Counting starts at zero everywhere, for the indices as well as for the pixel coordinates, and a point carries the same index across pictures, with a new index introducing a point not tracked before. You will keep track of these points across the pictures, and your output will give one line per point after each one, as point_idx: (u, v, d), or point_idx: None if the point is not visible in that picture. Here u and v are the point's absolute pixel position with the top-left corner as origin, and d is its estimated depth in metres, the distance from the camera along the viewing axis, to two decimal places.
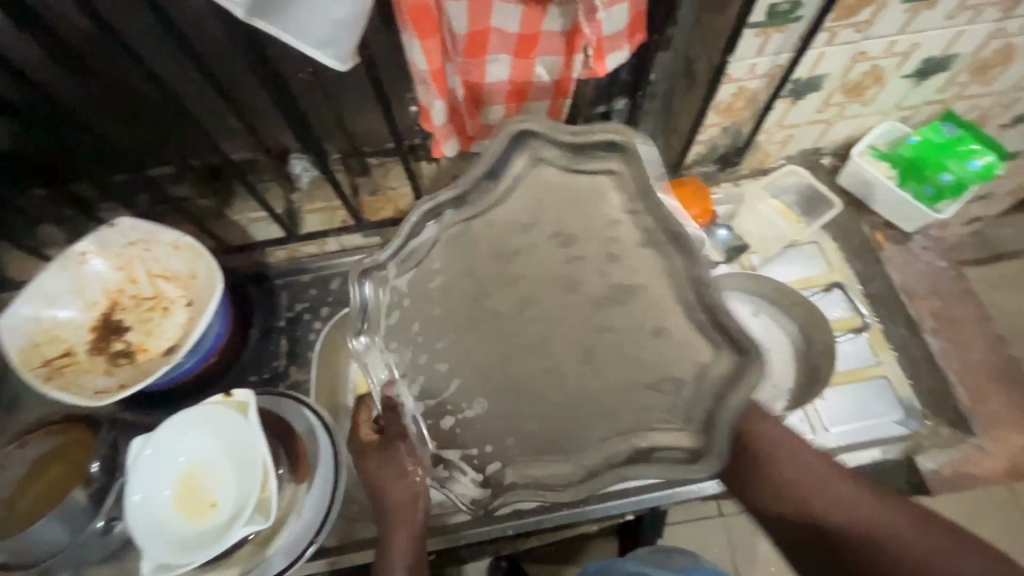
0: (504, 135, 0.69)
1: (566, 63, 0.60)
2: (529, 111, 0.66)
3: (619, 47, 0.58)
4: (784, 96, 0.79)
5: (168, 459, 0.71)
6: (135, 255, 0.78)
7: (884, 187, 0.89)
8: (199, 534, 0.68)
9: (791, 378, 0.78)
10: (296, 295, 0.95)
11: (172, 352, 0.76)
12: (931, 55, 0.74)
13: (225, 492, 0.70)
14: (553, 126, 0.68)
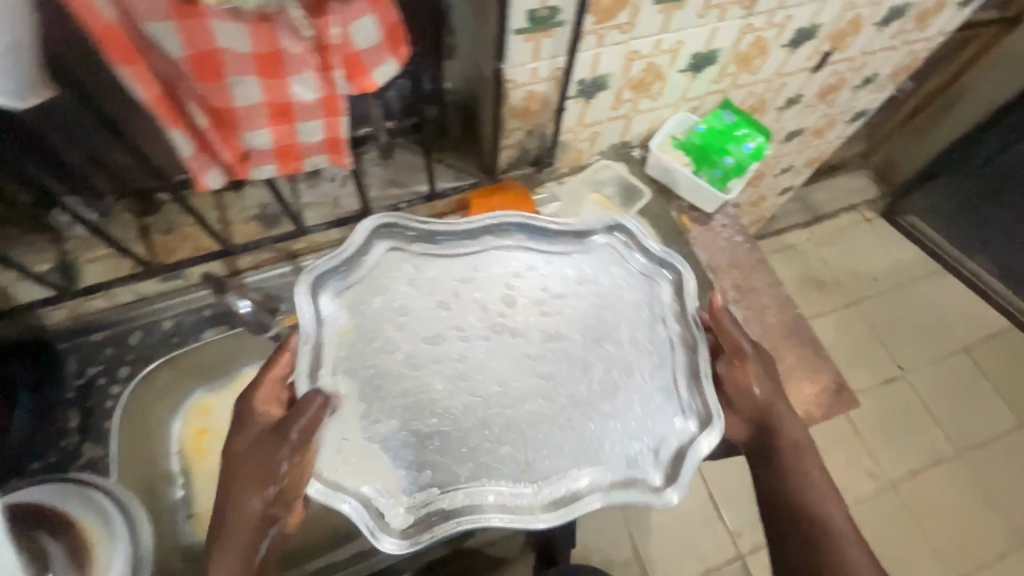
0: (284, 158, 0.66)
1: (330, 74, 0.59)
2: (309, 132, 0.65)
3: (383, 58, 0.61)
4: (684, 71, 0.86)
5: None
6: None
7: (683, 175, 0.92)
8: None
9: None
10: (88, 358, 0.82)
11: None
12: (801, 26, 0.86)
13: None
14: (334, 147, 0.67)
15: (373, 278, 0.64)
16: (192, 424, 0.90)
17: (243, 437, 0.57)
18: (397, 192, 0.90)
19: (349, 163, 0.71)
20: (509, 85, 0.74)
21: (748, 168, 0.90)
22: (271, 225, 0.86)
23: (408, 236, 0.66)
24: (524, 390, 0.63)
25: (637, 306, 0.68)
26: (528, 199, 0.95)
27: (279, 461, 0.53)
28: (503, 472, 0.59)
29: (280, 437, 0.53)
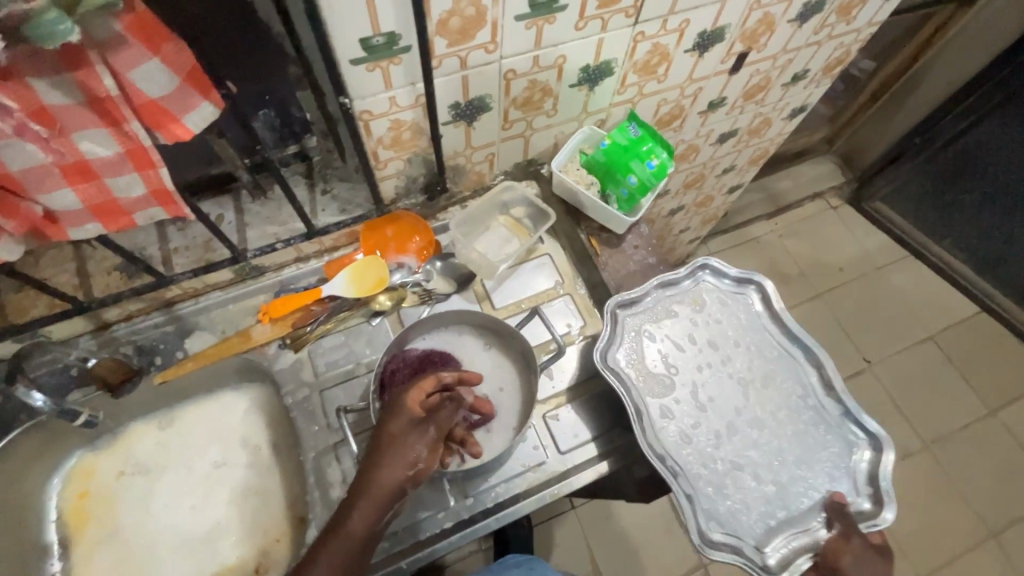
0: (107, 216, 0.60)
1: (124, 123, 0.51)
2: (126, 186, 0.57)
3: (190, 100, 0.53)
4: (576, 86, 0.79)
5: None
6: None
7: (587, 198, 0.87)
8: None
9: (514, 411, 0.77)
10: None
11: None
12: (703, 28, 0.79)
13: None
14: (161, 199, 0.59)
15: (694, 295, 0.88)
16: (73, 488, 0.84)
17: (398, 421, 0.63)
18: (278, 229, 0.83)
19: (190, 213, 0.64)
20: (366, 117, 0.67)
21: (653, 188, 0.84)
22: (134, 274, 0.79)
23: (719, 278, 0.89)
24: (714, 388, 0.82)
25: (791, 383, 0.84)
26: (425, 231, 0.88)
27: (423, 448, 0.63)
28: (663, 437, 0.78)
29: (432, 426, 0.64)
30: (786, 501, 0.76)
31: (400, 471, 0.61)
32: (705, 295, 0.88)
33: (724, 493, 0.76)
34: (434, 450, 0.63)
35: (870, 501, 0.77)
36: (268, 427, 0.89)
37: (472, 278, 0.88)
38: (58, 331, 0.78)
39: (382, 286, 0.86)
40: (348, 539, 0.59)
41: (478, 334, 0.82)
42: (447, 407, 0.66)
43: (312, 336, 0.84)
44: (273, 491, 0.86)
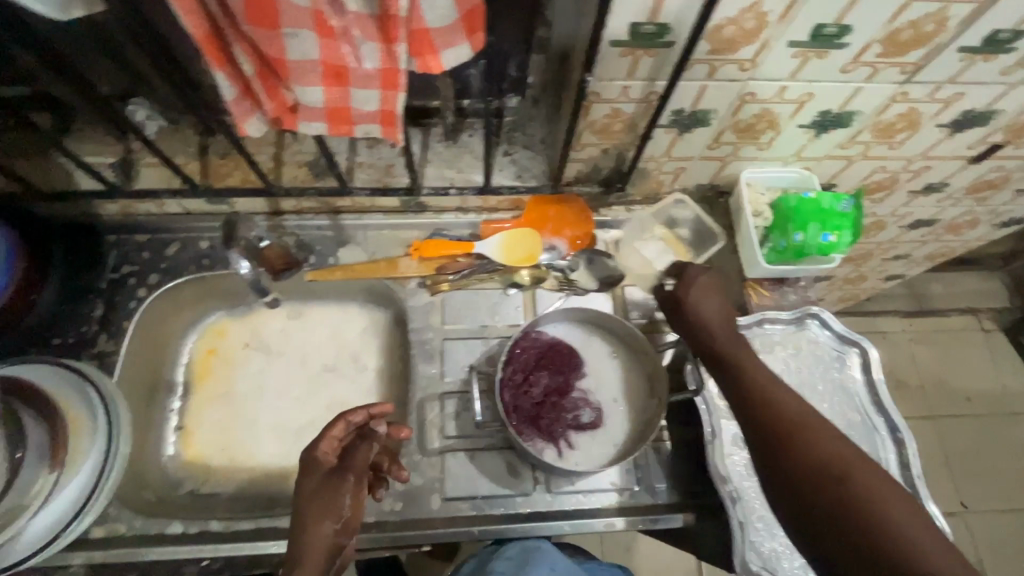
0: (335, 124, 0.62)
1: (392, 44, 0.53)
2: (364, 102, 0.60)
3: (455, 40, 0.54)
4: (805, 128, 0.73)
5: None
6: None
7: (746, 226, 0.81)
8: None
9: (624, 431, 0.75)
10: (127, 254, 0.85)
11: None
12: (972, 108, 0.70)
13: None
14: (386, 123, 0.61)
15: (796, 339, 0.81)
16: (204, 343, 0.92)
17: (312, 478, 0.63)
18: (454, 175, 0.85)
19: (400, 142, 0.65)
20: (592, 98, 0.65)
21: (809, 257, 0.78)
22: (317, 176, 0.84)
23: (826, 330, 0.81)
24: None
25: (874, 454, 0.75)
26: (587, 223, 0.87)
27: (346, 495, 0.63)
28: (726, 466, 0.72)
29: (350, 472, 0.65)
30: None
31: (331, 525, 0.61)
32: (808, 342, 0.81)
33: (774, 533, 0.70)
34: (358, 491, 0.64)
35: None
36: (378, 353, 0.93)
37: (616, 283, 0.86)
38: (241, 204, 0.85)
39: (529, 262, 0.86)
40: None
41: (611, 341, 0.80)
42: (361, 448, 0.66)
43: (451, 286, 0.86)
44: None
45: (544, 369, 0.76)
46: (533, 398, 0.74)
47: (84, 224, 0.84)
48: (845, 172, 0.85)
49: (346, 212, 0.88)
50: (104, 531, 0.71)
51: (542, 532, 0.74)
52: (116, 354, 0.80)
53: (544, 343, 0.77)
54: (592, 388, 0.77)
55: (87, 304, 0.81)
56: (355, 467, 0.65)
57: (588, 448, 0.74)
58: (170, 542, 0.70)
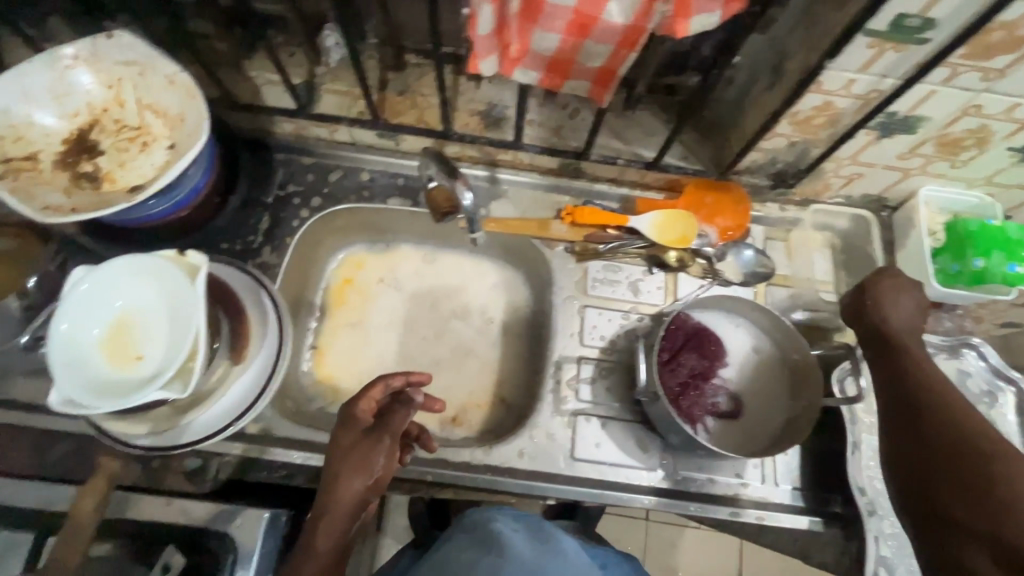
0: (551, 75, 0.64)
1: (649, 5, 0.54)
2: (591, 57, 0.61)
3: (709, 8, 0.54)
4: (1016, 151, 0.70)
5: (103, 296, 0.61)
6: (123, 73, 0.66)
7: (917, 235, 0.80)
8: (124, 383, 0.60)
9: (762, 426, 0.75)
10: (292, 174, 0.88)
11: (134, 193, 0.63)
12: None
13: (158, 336, 0.61)
14: (604, 81, 0.63)
15: (951, 367, 0.78)
16: (342, 271, 0.95)
17: (350, 433, 0.67)
18: (621, 146, 0.84)
19: (603, 102, 0.68)
20: (812, 87, 0.64)
21: (985, 285, 0.75)
22: (487, 126, 0.84)
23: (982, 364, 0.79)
24: None
25: None
26: (745, 213, 0.85)
27: (380, 454, 0.67)
28: (863, 481, 0.74)
29: (385, 433, 0.68)
30: None
31: (362, 480, 0.65)
32: (959, 371, 0.79)
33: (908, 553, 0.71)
34: (390, 453, 0.67)
35: None
36: (503, 306, 0.95)
37: (764, 279, 0.85)
38: (407, 143, 0.87)
39: (681, 245, 0.84)
40: (318, 557, 0.62)
41: (759, 338, 0.79)
42: (398, 410, 0.69)
43: (597, 256, 0.86)
44: (489, 363, 0.92)
45: (691, 348, 0.76)
46: (678, 375, 0.75)
47: (257, 139, 0.87)
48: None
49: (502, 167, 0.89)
50: (258, 428, 0.75)
51: (665, 508, 0.75)
52: (278, 267, 0.83)
53: (695, 328, 0.77)
54: (734, 380, 0.77)
55: (254, 215, 0.85)
56: (391, 430, 0.68)
57: (724, 437, 0.75)
58: (315, 449, 0.74)
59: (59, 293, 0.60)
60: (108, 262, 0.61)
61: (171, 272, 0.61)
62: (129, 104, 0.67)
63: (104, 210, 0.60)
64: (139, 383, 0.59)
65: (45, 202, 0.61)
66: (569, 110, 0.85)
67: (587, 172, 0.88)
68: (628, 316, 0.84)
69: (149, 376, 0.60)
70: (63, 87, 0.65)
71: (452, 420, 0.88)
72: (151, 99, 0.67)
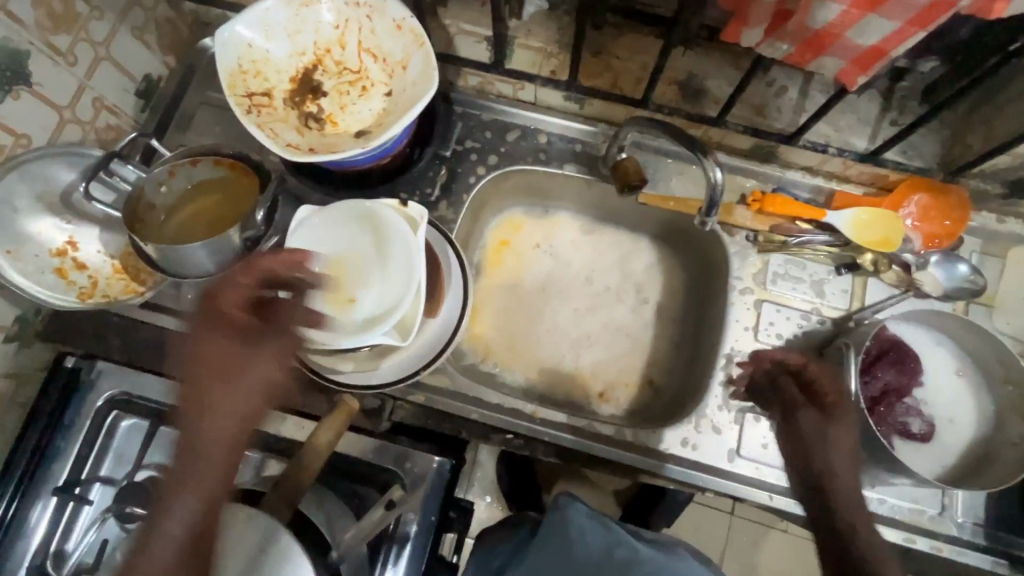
0: (806, 49, 0.59)
1: None
2: (863, 35, 0.55)
3: None
4: None
5: (328, 235, 0.64)
6: (352, 14, 0.66)
7: None
8: (343, 324, 0.62)
9: (956, 454, 0.70)
10: (470, 130, 0.87)
11: (361, 139, 0.64)
12: None
13: (371, 283, 0.63)
14: (867, 63, 0.57)
15: None
16: (500, 232, 0.95)
17: (221, 335, 0.56)
18: (831, 134, 0.77)
19: (849, 86, 0.63)
20: None
21: None
22: (684, 98, 0.79)
23: None
24: None
25: None
26: (959, 221, 0.77)
27: (268, 366, 0.56)
28: None
29: (267, 331, 0.57)
30: None
31: (230, 421, 0.55)
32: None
33: None
34: (280, 353, 0.57)
35: None
36: (658, 288, 0.93)
37: (966, 296, 0.78)
38: (593, 108, 0.83)
39: (882, 248, 0.78)
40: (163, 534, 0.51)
41: (961, 360, 0.73)
42: (289, 304, 0.59)
43: (781, 250, 0.81)
44: (640, 343, 0.90)
45: (891, 360, 0.71)
46: (875, 385, 0.70)
47: (440, 90, 0.87)
48: None
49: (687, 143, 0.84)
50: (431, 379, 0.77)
51: (831, 520, 0.73)
52: (454, 223, 0.84)
53: (894, 339, 0.72)
54: (927, 401, 0.72)
55: (433, 168, 0.85)
56: (283, 319, 0.58)
57: (912, 460, 0.70)
58: (482, 405, 0.76)
59: (294, 226, 0.64)
60: (337, 204, 0.65)
61: (393, 223, 0.63)
62: (353, 47, 0.67)
63: (338, 154, 0.61)
64: (354, 325, 0.62)
65: (282, 140, 0.63)
66: (777, 88, 0.78)
67: (780, 157, 0.82)
68: (807, 317, 0.80)
69: (363, 321, 0.62)
70: (298, 25, 0.66)
71: (600, 396, 0.88)
72: (374, 42, 0.67)
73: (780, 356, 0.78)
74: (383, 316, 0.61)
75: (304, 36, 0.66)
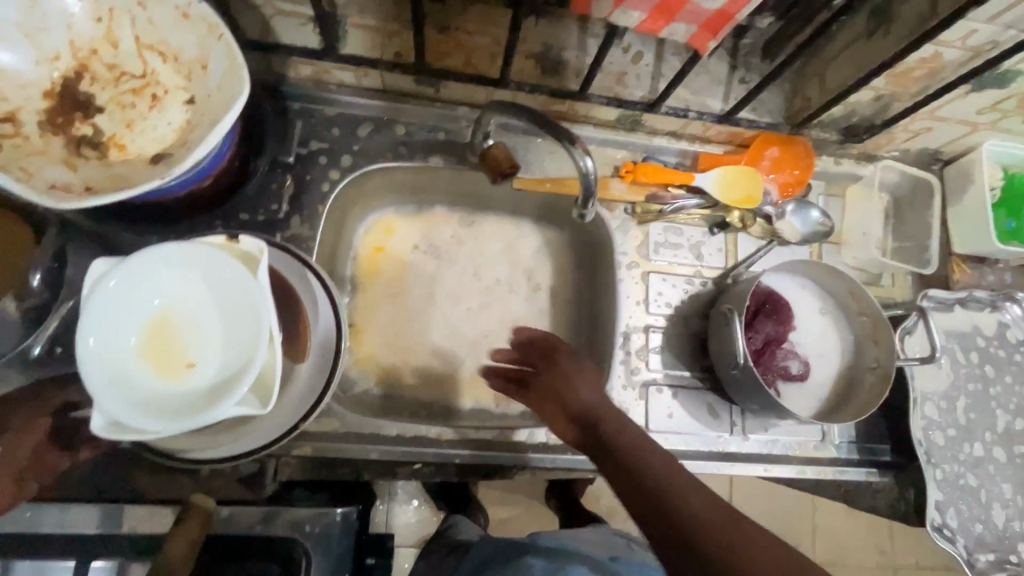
0: (658, 16, 0.56)
1: None
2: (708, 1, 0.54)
3: None
4: None
5: (138, 294, 0.50)
6: (115, 3, 0.51)
7: (977, 194, 0.80)
8: (181, 398, 0.49)
9: (829, 386, 0.77)
10: (313, 128, 0.75)
11: (159, 165, 0.50)
12: None
13: (211, 340, 0.51)
14: (716, 28, 0.56)
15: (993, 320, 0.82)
16: (371, 238, 0.85)
17: None
18: (689, 97, 0.77)
19: (703, 51, 0.62)
20: (937, 36, 0.60)
21: None
22: (544, 71, 0.74)
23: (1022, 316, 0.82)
24: (984, 414, 0.78)
25: None
26: (807, 169, 0.82)
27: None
28: (920, 432, 0.76)
29: None
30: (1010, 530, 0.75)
31: None
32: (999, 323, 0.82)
33: (960, 498, 0.75)
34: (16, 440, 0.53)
35: None
36: (548, 271, 0.90)
37: (819, 236, 0.84)
38: (450, 90, 0.75)
39: (747, 205, 0.81)
40: None
41: (822, 298, 0.79)
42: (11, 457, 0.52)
43: (658, 218, 0.81)
44: (539, 331, 0.87)
45: (766, 313, 0.75)
46: (755, 338, 0.74)
47: (267, 84, 0.73)
48: None
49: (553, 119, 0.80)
50: (317, 424, 0.68)
51: (737, 471, 0.77)
52: (313, 240, 0.72)
53: (768, 292, 0.75)
54: (800, 342, 0.77)
55: (275, 179, 0.72)
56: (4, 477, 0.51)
57: (795, 401, 0.76)
58: (381, 439, 0.69)
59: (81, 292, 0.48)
60: (140, 253, 0.50)
61: (223, 262, 0.51)
62: (126, 44, 0.52)
63: (128, 190, 0.48)
64: (198, 397, 0.49)
65: (43, 181, 0.47)
66: (633, 54, 0.76)
67: (645, 124, 0.80)
68: (690, 280, 0.81)
69: (209, 389, 0.50)
70: (39, 23, 0.50)
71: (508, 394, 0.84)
72: (155, 38, 0.53)
73: (671, 324, 0.80)
74: (231, 377, 0.49)
75: (53, 36, 0.50)
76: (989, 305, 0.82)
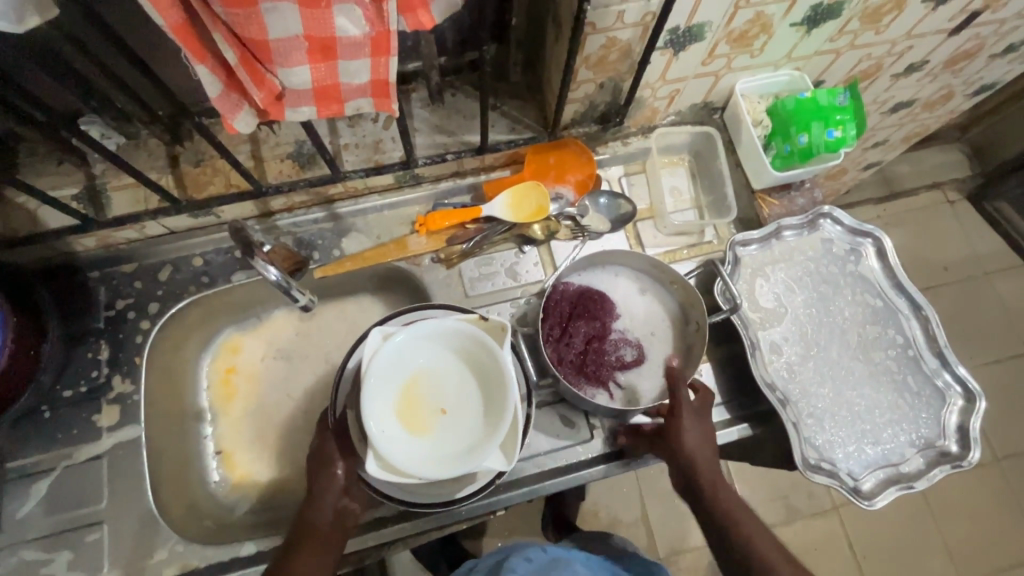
0: (325, 103, 0.55)
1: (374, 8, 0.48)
2: (354, 78, 0.54)
3: None
4: (796, 27, 0.71)
5: (397, 362, 0.60)
6: None
7: (748, 135, 0.81)
8: (437, 445, 0.59)
9: (668, 360, 0.77)
10: (116, 288, 0.80)
11: None
12: None
13: (465, 398, 0.61)
14: (382, 95, 0.56)
15: (812, 241, 0.82)
16: (220, 362, 0.87)
17: (307, 511, 0.63)
18: (446, 141, 0.81)
19: (397, 113, 0.60)
20: (588, 30, 0.62)
21: (818, 156, 0.78)
22: (303, 166, 0.78)
23: (837, 228, 0.83)
24: (826, 336, 0.78)
25: (899, 341, 0.78)
26: (591, 165, 0.84)
27: (316, 514, 0.63)
28: (770, 376, 0.75)
29: (319, 500, 0.63)
30: (881, 442, 0.74)
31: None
32: (823, 242, 0.82)
33: (823, 426, 0.74)
34: (326, 489, 0.64)
35: (957, 444, 0.74)
36: None
37: (630, 218, 0.86)
38: (229, 212, 0.80)
39: (540, 216, 0.82)
40: None
41: (638, 279, 0.80)
42: (323, 486, 0.64)
43: (465, 255, 0.83)
44: None
45: (576, 314, 0.75)
46: (574, 344, 0.74)
47: (61, 266, 0.78)
48: (836, 64, 0.83)
49: (338, 201, 0.84)
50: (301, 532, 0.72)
51: (611, 472, 0.76)
52: (136, 394, 0.76)
53: (573, 293, 0.77)
54: (626, 330, 0.78)
55: (90, 348, 0.77)
56: (319, 516, 0.63)
57: (637, 385, 0.75)
58: (243, 562, 0.71)
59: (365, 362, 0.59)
60: (410, 326, 0.60)
61: (487, 342, 0.60)
62: None
63: None
64: (464, 444, 0.58)
65: None
66: (380, 122, 0.80)
67: (425, 175, 0.84)
68: (514, 303, 0.83)
69: (468, 442, 0.59)
70: None
71: None
72: None
73: None
74: (491, 421, 0.59)
75: None
76: (800, 228, 0.82)
